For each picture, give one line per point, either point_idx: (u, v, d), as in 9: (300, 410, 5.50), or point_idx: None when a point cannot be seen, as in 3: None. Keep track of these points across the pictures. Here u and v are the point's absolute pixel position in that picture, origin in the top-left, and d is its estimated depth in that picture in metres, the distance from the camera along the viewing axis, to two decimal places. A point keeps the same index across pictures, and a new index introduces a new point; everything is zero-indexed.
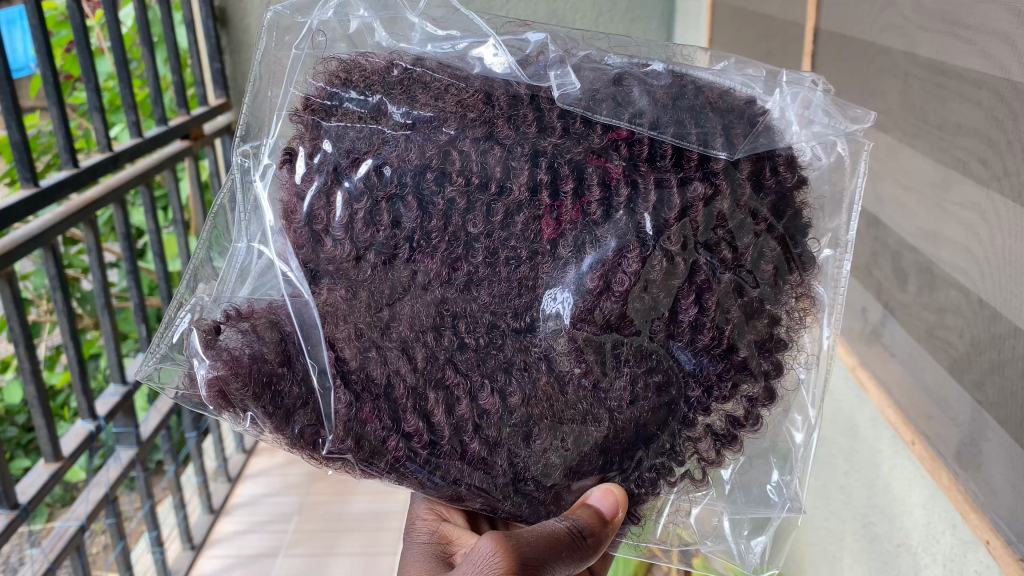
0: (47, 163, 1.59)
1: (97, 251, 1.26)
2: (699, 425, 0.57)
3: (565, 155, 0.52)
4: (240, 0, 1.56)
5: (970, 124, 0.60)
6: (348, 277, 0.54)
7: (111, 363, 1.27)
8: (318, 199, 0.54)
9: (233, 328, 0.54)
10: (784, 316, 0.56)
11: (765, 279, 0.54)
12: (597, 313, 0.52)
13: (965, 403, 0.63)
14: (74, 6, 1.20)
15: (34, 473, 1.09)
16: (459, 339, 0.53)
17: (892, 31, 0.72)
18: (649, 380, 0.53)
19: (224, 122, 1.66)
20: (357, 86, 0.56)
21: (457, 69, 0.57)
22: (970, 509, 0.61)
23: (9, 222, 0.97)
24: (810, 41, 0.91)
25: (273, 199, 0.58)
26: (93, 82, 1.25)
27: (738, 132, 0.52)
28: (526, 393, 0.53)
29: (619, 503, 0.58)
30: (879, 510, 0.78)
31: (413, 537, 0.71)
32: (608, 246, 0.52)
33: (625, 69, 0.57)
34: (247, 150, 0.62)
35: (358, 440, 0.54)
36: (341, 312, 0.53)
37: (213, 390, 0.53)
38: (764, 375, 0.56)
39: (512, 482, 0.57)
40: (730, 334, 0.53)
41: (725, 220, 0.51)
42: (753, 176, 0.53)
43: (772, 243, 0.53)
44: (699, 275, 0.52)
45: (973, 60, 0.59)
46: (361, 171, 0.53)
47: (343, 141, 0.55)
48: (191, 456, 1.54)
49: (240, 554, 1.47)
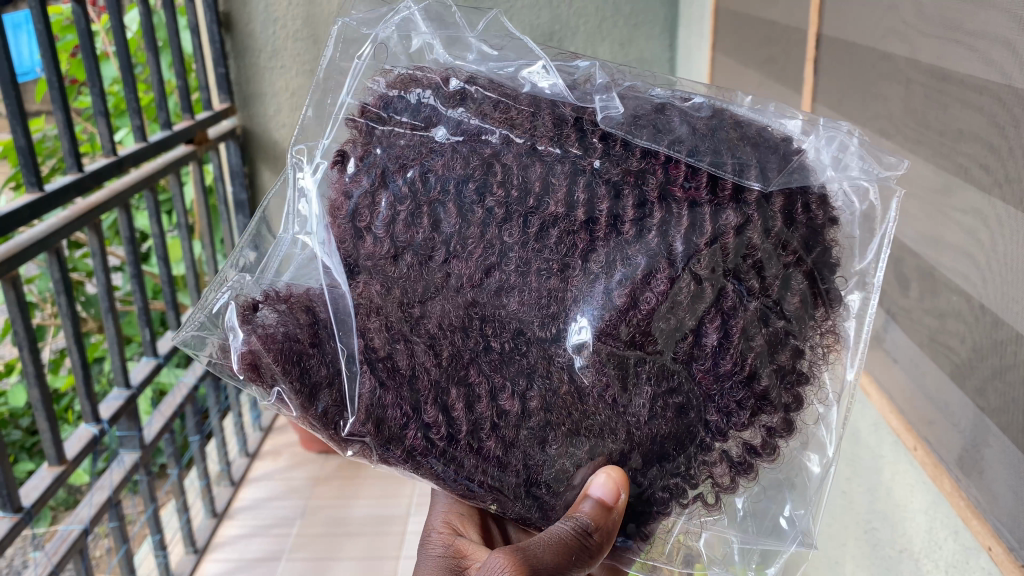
0: (51, 167, 1.59)
1: (101, 255, 1.26)
2: (713, 456, 0.55)
3: (604, 175, 0.52)
4: (246, 5, 1.58)
5: (971, 130, 0.60)
6: (384, 274, 0.55)
7: (115, 366, 1.28)
8: (364, 198, 0.55)
9: (271, 307, 0.55)
10: (807, 351, 0.54)
11: (791, 311, 0.52)
12: (622, 326, 0.52)
13: (967, 409, 0.63)
14: (80, 11, 1.21)
15: (38, 476, 1.09)
16: (485, 341, 0.53)
17: (893, 38, 0.72)
18: (670, 401, 0.52)
19: (228, 126, 1.66)
20: (412, 101, 0.57)
21: (508, 88, 0.58)
22: (972, 515, 0.61)
23: (14, 226, 0.97)
24: (812, 47, 0.91)
25: (323, 195, 0.60)
26: (98, 86, 1.25)
27: (772, 168, 0.52)
28: (546, 399, 0.53)
29: (620, 485, 0.56)
30: (881, 516, 0.78)
31: (427, 551, 0.70)
32: (639, 266, 0.51)
33: (668, 101, 0.57)
34: (302, 150, 0.62)
35: (378, 425, 0.54)
36: (374, 305, 0.54)
37: (245, 361, 0.55)
38: (784, 407, 0.54)
39: (526, 488, 0.58)
40: (752, 362, 0.52)
41: (755, 249, 0.51)
42: (784, 211, 0.52)
43: (798, 275, 0.52)
44: (726, 301, 0.51)
45: (974, 66, 0.60)
46: (407, 176, 0.54)
47: (393, 148, 0.55)
48: (195, 460, 1.54)
49: (242, 558, 1.46)
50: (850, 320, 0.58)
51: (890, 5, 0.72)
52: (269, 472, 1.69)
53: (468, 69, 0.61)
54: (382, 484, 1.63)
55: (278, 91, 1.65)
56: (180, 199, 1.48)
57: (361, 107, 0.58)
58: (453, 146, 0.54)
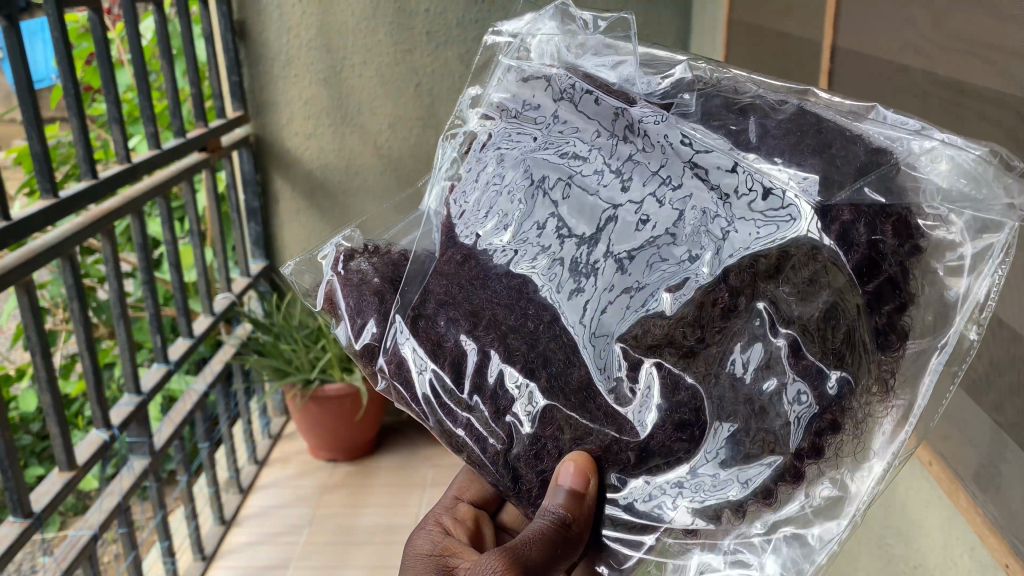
0: (66, 174, 1.61)
1: (114, 261, 1.26)
2: (704, 496, 0.47)
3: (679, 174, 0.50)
4: (259, 14, 1.60)
5: (990, 144, 0.60)
6: (467, 248, 0.56)
7: (126, 373, 1.28)
8: (473, 180, 0.59)
9: (362, 256, 0.60)
10: (852, 400, 0.44)
11: (830, 346, 0.43)
12: (651, 329, 0.47)
13: (984, 426, 0.63)
14: (95, 19, 1.21)
15: (48, 481, 1.09)
16: (523, 319, 0.51)
17: (910, 50, 0.71)
18: (680, 414, 0.46)
19: (241, 134, 1.67)
20: (532, 93, 0.59)
21: (603, 83, 0.57)
22: (989, 532, 0.61)
23: (28, 232, 0.98)
24: (827, 59, 0.91)
25: (448, 178, 0.64)
26: (113, 93, 1.26)
27: (838, 180, 0.44)
28: (552, 384, 0.50)
29: (587, 469, 0.50)
30: (895, 532, 0.78)
31: (415, 547, 0.68)
32: (678, 267, 0.47)
33: (758, 99, 0.52)
34: (450, 135, 0.67)
35: (399, 365, 0.57)
36: (442, 270, 0.55)
37: (325, 294, 0.61)
38: (796, 451, 0.45)
39: (506, 463, 0.54)
40: (767, 386, 0.44)
41: (797, 272, 0.44)
42: (841, 232, 0.43)
43: (846, 307, 0.43)
44: (754, 320, 0.45)
45: (993, 79, 0.59)
46: (510, 164, 0.57)
47: (509, 136, 0.59)
48: (204, 466, 1.54)
49: (250, 566, 1.45)
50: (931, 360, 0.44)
51: (907, 17, 0.72)
52: (277, 480, 1.69)
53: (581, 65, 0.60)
54: (391, 494, 1.63)
55: (290, 100, 1.68)
56: (193, 206, 1.49)
57: (499, 106, 0.61)
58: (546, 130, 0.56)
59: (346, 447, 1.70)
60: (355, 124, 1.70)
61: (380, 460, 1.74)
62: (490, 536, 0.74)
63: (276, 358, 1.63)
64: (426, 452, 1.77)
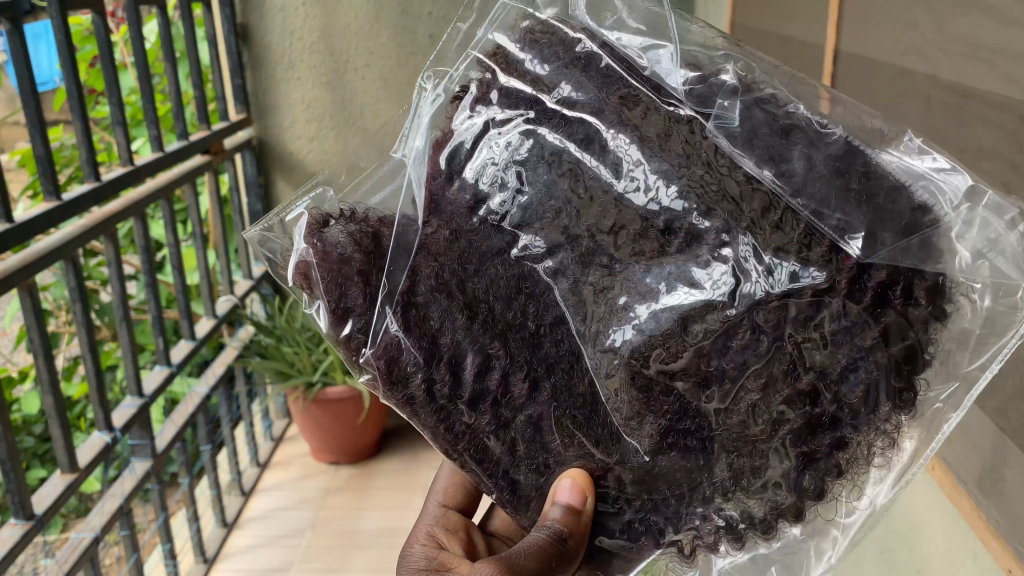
0: (69, 176, 1.62)
1: (117, 264, 1.26)
2: (700, 521, 0.51)
3: (703, 187, 0.47)
4: (263, 17, 1.61)
5: (993, 148, 0.60)
6: (456, 222, 0.52)
7: (128, 375, 1.28)
8: (467, 142, 0.54)
9: (341, 223, 0.53)
10: (849, 444, 0.46)
11: (848, 399, 0.44)
12: (665, 351, 0.46)
13: (987, 431, 0.62)
14: (99, 21, 1.22)
15: (50, 483, 1.09)
16: (523, 317, 0.51)
17: (913, 54, 0.71)
18: (680, 443, 0.48)
19: (245, 137, 1.67)
20: (539, 53, 0.54)
21: (631, 66, 0.52)
22: (992, 537, 0.60)
23: (32, 234, 0.98)
24: (830, 63, 0.91)
25: (431, 129, 0.57)
26: (116, 96, 1.26)
27: (883, 236, 0.43)
28: (558, 394, 0.51)
29: (584, 487, 0.53)
30: (898, 537, 0.77)
31: (409, 564, 0.67)
32: (700, 292, 0.45)
33: (803, 121, 0.48)
34: (429, 77, 0.59)
35: (391, 365, 0.52)
36: (435, 249, 0.51)
37: (298, 271, 0.53)
38: (800, 490, 0.47)
39: (506, 469, 0.55)
40: (778, 432, 0.45)
41: (824, 325, 0.43)
42: (879, 287, 0.43)
43: (868, 364, 0.43)
44: (778, 363, 0.44)
45: (995, 83, 0.59)
46: (510, 129, 0.53)
47: (509, 98, 0.54)
48: (206, 468, 1.54)
49: (252, 569, 1.45)
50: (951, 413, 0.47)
51: (910, 21, 0.72)
52: (280, 482, 1.69)
53: (603, 38, 0.54)
54: (393, 497, 1.63)
55: (294, 103, 1.68)
56: (196, 210, 1.49)
57: (496, 47, 0.57)
58: (563, 106, 0.52)
59: (350, 450, 1.70)
60: (357, 126, 1.71)
61: (382, 463, 1.74)
62: (481, 544, 0.74)
63: (279, 360, 1.63)
64: (428, 455, 1.77)
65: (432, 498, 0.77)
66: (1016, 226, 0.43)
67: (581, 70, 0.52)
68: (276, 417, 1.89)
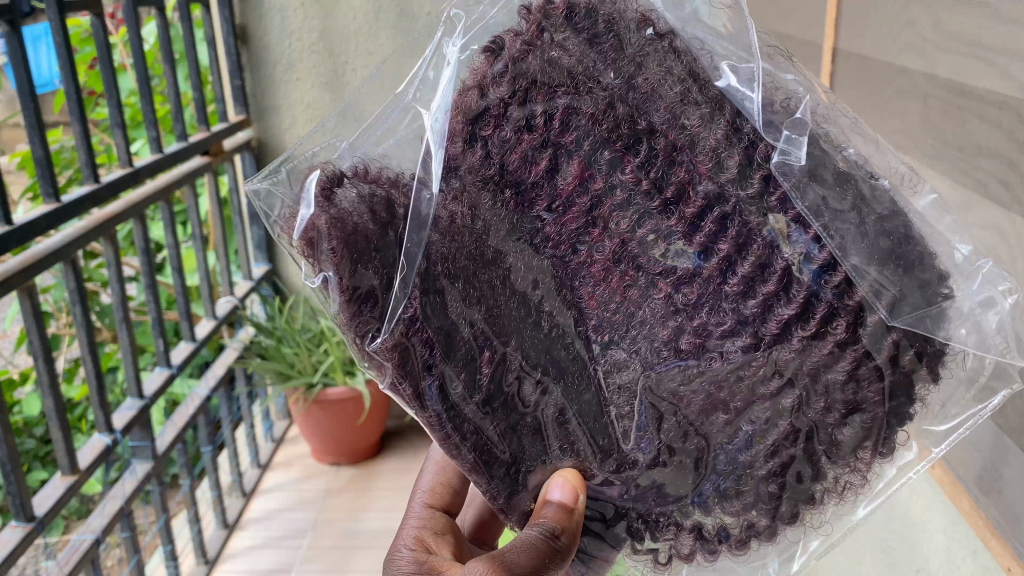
0: (69, 178, 1.63)
1: (117, 265, 1.26)
2: (682, 535, 0.56)
3: (743, 216, 0.47)
4: (261, 17, 1.62)
5: (991, 145, 0.60)
6: (477, 199, 0.49)
7: (129, 377, 1.28)
8: (500, 103, 0.48)
9: (354, 186, 0.48)
10: (827, 477, 0.52)
11: (837, 437, 0.50)
12: (688, 379, 0.51)
13: (986, 429, 0.62)
14: (98, 23, 1.22)
15: (51, 485, 1.09)
16: (537, 316, 0.51)
17: (910, 53, 0.71)
18: (675, 458, 0.54)
19: (244, 138, 1.68)
20: (595, 27, 0.49)
21: (700, 74, 0.48)
22: (991, 535, 0.60)
23: (33, 235, 0.98)
24: (828, 61, 0.91)
25: (457, 81, 0.52)
26: (115, 98, 1.26)
27: (909, 302, 0.46)
28: (570, 399, 0.53)
29: (576, 486, 0.56)
30: (897, 535, 0.77)
31: (397, 568, 0.66)
32: (732, 316, 0.48)
33: (854, 173, 0.47)
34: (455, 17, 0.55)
35: (405, 359, 0.48)
36: (457, 228, 0.49)
37: (305, 236, 0.48)
38: (775, 515, 0.53)
39: (510, 468, 0.55)
40: (765, 442, 0.51)
41: (836, 368, 0.47)
42: (890, 353, 0.47)
43: (863, 415, 0.49)
44: (785, 397, 0.49)
45: (993, 81, 0.59)
46: (550, 105, 0.48)
47: (551, 69, 0.48)
48: (207, 469, 1.54)
49: (254, 569, 1.45)
50: (909, 448, 0.53)
51: (909, 20, 0.72)
52: (280, 484, 1.69)
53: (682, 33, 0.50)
54: (394, 496, 1.64)
55: (294, 103, 1.69)
56: (195, 210, 1.49)
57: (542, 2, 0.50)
58: (616, 97, 0.48)
59: (351, 451, 1.71)
60: None
61: (383, 464, 1.74)
62: (467, 546, 0.73)
63: (279, 361, 1.63)
64: None
65: (417, 498, 0.76)
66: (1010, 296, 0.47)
67: (643, 60, 0.49)
68: (277, 419, 1.89)
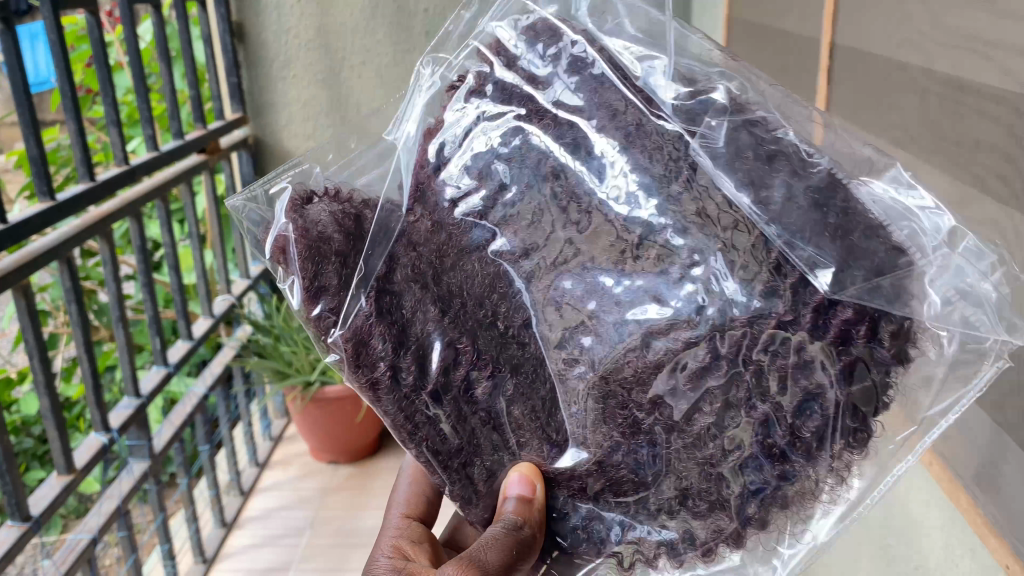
0: (66, 176, 1.62)
1: (112, 264, 1.26)
2: (644, 534, 0.54)
3: (676, 207, 0.50)
4: (258, 15, 1.63)
5: (989, 140, 0.59)
6: (439, 215, 0.56)
7: (125, 376, 1.28)
8: (457, 130, 0.56)
9: (327, 200, 0.55)
10: (795, 478, 0.49)
11: (802, 434, 0.47)
12: (624, 367, 0.49)
13: (983, 425, 0.62)
14: (92, 21, 1.21)
15: (46, 485, 1.09)
16: (493, 316, 0.55)
17: (908, 48, 0.71)
18: (627, 452, 0.51)
19: (240, 135, 1.68)
20: (542, 55, 0.56)
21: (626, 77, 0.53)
22: (989, 532, 0.60)
23: (28, 234, 0.98)
24: (826, 56, 0.90)
25: (427, 112, 0.59)
26: (110, 96, 1.25)
27: (854, 276, 0.44)
28: (521, 393, 0.55)
29: (532, 476, 0.56)
30: (896, 532, 0.77)
31: (374, 571, 0.65)
32: (665, 310, 0.49)
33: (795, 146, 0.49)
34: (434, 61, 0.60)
35: (359, 351, 0.52)
36: (418, 240, 0.55)
37: (277, 245, 0.53)
38: (742, 517, 0.50)
39: (462, 463, 0.57)
40: (721, 434, 0.48)
41: (785, 353, 0.46)
42: (839, 330, 0.45)
43: (821, 407, 0.46)
44: (737, 391, 0.47)
45: (991, 75, 0.58)
46: (502, 125, 0.55)
47: (506, 94, 0.56)
48: (205, 468, 1.54)
49: (251, 568, 1.45)
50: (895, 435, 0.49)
51: (905, 15, 0.72)
52: (278, 482, 1.69)
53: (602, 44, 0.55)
54: None
55: (291, 101, 1.70)
56: (191, 208, 1.48)
57: (494, 39, 0.58)
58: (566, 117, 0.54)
59: (349, 449, 1.70)
60: None
61: (381, 462, 1.74)
62: (445, 556, 0.73)
63: (276, 359, 1.62)
64: None
65: (394, 510, 0.75)
66: (991, 274, 0.45)
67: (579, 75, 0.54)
68: (274, 417, 1.89)
